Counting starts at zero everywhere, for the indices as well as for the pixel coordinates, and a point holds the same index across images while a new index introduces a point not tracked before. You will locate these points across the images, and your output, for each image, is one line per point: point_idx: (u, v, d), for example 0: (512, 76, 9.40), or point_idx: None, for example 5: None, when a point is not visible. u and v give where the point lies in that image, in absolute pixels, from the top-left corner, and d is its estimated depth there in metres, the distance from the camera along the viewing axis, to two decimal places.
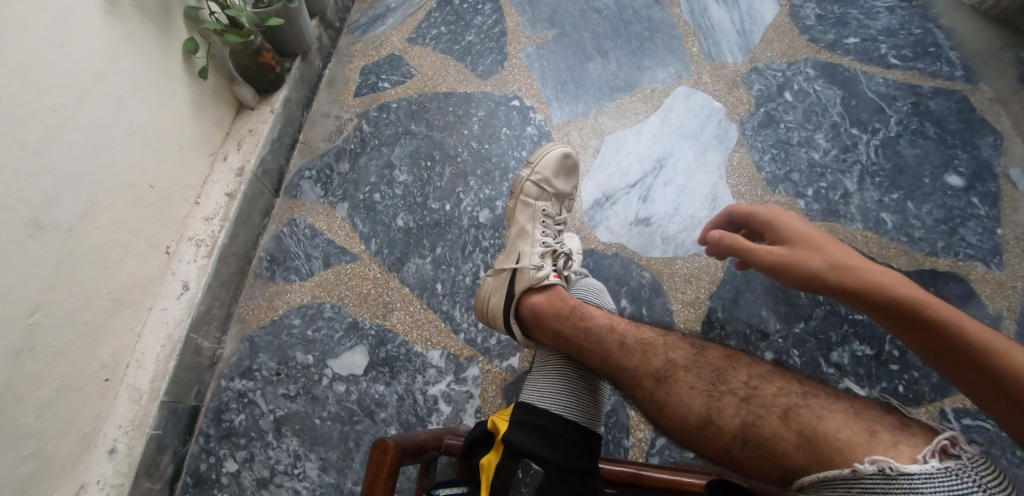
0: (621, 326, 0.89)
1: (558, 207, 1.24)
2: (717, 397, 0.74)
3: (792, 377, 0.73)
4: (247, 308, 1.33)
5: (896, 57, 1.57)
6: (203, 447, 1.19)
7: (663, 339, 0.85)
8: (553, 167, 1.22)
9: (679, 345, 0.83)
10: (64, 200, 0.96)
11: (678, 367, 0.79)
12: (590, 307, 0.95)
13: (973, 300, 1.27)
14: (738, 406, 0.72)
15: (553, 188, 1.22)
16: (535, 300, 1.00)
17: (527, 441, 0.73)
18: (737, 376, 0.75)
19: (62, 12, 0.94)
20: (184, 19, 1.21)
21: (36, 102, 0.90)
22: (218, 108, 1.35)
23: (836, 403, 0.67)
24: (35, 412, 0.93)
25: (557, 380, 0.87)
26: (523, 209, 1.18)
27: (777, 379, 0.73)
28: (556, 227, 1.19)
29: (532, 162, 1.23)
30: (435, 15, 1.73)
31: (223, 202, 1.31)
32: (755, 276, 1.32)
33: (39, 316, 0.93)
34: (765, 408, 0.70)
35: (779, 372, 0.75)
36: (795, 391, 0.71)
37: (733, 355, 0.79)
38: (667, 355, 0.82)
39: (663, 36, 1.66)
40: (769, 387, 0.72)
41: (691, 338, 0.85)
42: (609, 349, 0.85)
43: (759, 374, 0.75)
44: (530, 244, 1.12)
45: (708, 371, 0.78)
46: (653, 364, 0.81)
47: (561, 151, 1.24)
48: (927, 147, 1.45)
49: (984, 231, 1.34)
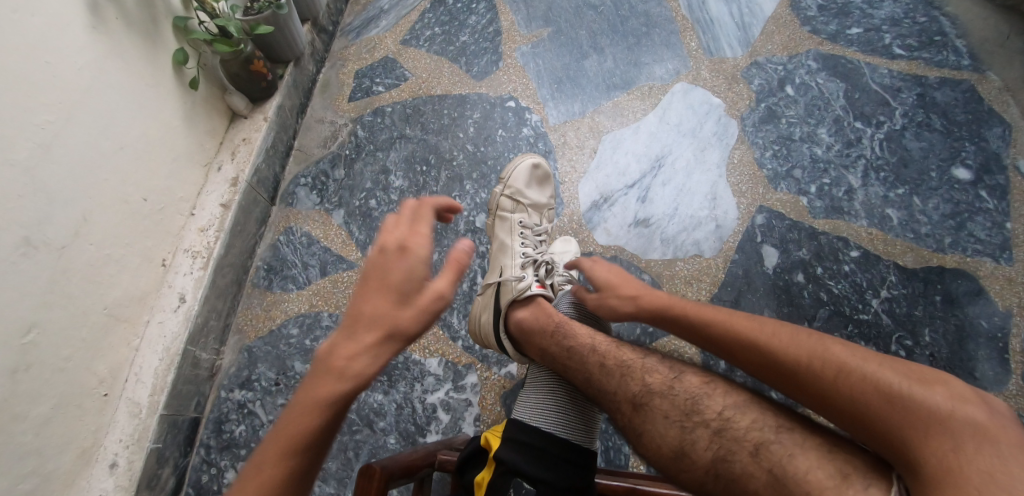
0: (602, 347, 0.87)
1: (537, 217, 1.26)
2: (690, 429, 0.75)
3: (768, 408, 0.74)
4: (244, 319, 1.33)
5: (901, 47, 1.53)
6: (204, 458, 1.20)
7: (641, 361, 0.84)
8: (525, 179, 1.26)
9: (657, 368, 0.83)
10: (56, 218, 0.95)
11: (654, 393, 0.79)
12: (574, 324, 0.93)
13: (982, 297, 1.23)
14: (711, 440, 0.73)
15: (527, 199, 1.25)
16: (521, 316, 0.99)
17: (518, 461, 0.76)
18: (712, 407, 0.76)
19: (47, 28, 0.93)
20: (172, 29, 1.20)
21: (24, 121, 0.89)
22: (211, 118, 1.34)
23: (807, 439, 0.68)
24: (34, 429, 0.93)
25: (546, 396, 0.87)
26: (501, 225, 1.22)
27: (753, 412, 0.74)
28: (536, 237, 1.22)
29: (504, 178, 1.27)
30: (428, 16, 1.71)
31: (218, 213, 1.30)
32: (756, 276, 1.30)
33: (35, 335, 0.93)
34: (737, 443, 0.71)
35: (755, 401, 0.75)
36: (769, 424, 0.71)
37: (710, 383, 0.79)
38: (643, 380, 0.81)
39: (660, 31, 1.63)
40: (743, 421, 0.73)
41: (671, 360, 0.84)
42: (589, 369, 0.85)
43: (735, 405, 0.75)
44: (511, 256, 1.14)
45: (683, 398, 0.78)
46: (631, 389, 0.81)
47: (531, 162, 1.28)
48: (933, 139, 1.41)
49: (992, 225, 1.30)
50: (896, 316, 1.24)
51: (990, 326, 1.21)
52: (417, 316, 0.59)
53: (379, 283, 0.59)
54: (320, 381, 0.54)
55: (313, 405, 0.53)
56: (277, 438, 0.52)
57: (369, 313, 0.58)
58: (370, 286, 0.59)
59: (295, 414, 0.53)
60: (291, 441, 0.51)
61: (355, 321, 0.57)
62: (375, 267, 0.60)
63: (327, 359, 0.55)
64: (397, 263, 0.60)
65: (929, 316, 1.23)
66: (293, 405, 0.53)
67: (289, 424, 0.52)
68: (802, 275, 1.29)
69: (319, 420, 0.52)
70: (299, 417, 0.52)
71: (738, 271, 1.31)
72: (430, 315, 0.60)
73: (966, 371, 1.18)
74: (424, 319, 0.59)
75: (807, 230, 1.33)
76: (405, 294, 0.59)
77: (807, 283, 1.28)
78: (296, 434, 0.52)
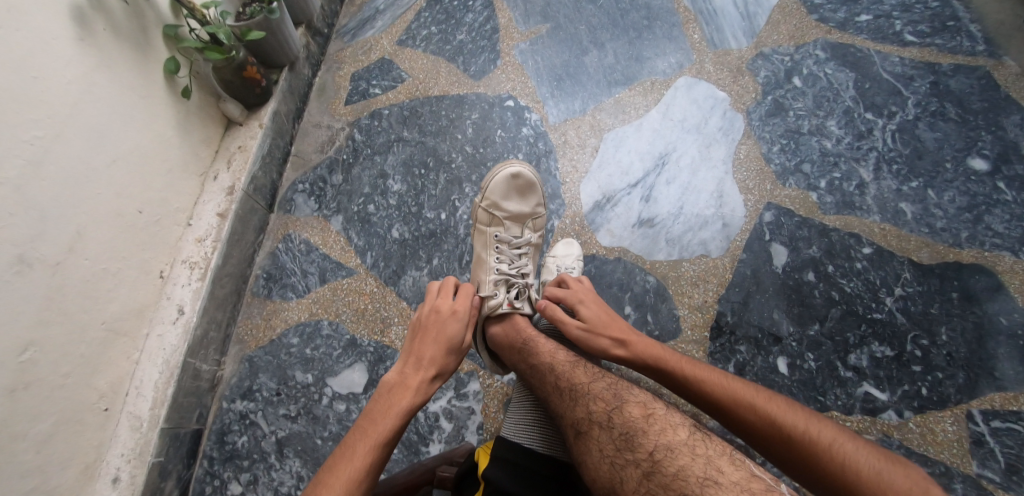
0: (560, 366, 0.88)
1: (519, 228, 1.21)
2: (620, 466, 0.73)
3: (701, 454, 0.71)
4: (245, 328, 1.32)
5: (913, 33, 1.48)
6: (208, 470, 1.19)
7: (591, 386, 0.83)
8: (503, 190, 1.20)
9: (603, 395, 0.81)
10: (49, 233, 0.94)
11: (594, 423, 0.78)
12: (542, 339, 0.96)
13: (1001, 293, 1.19)
14: (640, 482, 0.71)
15: (504, 212, 1.20)
16: (493, 332, 1.03)
17: (503, 480, 0.74)
18: (646, 444, 0.74)
19: (32, 42, 0.91)
20: (163, 38, 1.18)
21: (13, 137, 0.88)
22: (206, 126, 1.33)
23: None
24: (34, 447, 0.92)
25: (524, 415, 0.89)
26: (477, 237, 1.21)
27: (686, 455, 0.71)
28: (513, 251, 1.19)
29: (483, 187, 1.21)
30: (424, 15, 1.68)
31: (215, 222, 1.29)
32: (765, 276, 1.26)
33: (32, 353, 0.92)
34: (664, 488, 0.69)
35: (690, 444, 0.72)
36: (696, 474, 0.69)
37: (652, 416, 0.77)
38: (586, 408, 0.80)
39: (662, 24, 1.58)
40: (673, 464, 0.70)
41: (619, 386, 0.83)
42: (547, 392, 0.86)
43: (670, 444, 0.73)
44: (484, 273, 1.16)
45: (619, 432, 0.76)
46: (575, 416, 0.80)
47: (511, 172, 1.20)
48: (948, 129, 1.36)
49: (1011, 218, 1.25)
50: (911, 314, 1.20)
51: (1011, 323, 1.16)
52: (452, 362, 0.92)
53: (430, 340, 0.90)
54: (398, 399, 0.82)
55: (394, 413, 0.80)
56: (368, 436, 0.76)
57: (427, 358, 0.88)
58: (422, 343, 0.90)
59: (385, 419, 0.79)
60: (381, 436, 0.77)
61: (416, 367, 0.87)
62: (428, 327, 0.92)
63: (399, 387, 0.84)
64: (444, 328, 0.92)
65: (946, 314, 1.19)
66: (380, 414, 0.79)
67: (376, 427, 0.78)
68: (813, 274, 1.25)
69: (397, 423, 0.79)
70: (387, 420, 0.79)
71: (746, 271, 1.27)
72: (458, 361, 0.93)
73: (986, 371, 1.13)
74: (455, 365, 0.92)
75: (817, 227, 1.29)
76: (450, 349, 0.91)
77: (818, 282, 1.25)
78: (383, 433, 0.77)
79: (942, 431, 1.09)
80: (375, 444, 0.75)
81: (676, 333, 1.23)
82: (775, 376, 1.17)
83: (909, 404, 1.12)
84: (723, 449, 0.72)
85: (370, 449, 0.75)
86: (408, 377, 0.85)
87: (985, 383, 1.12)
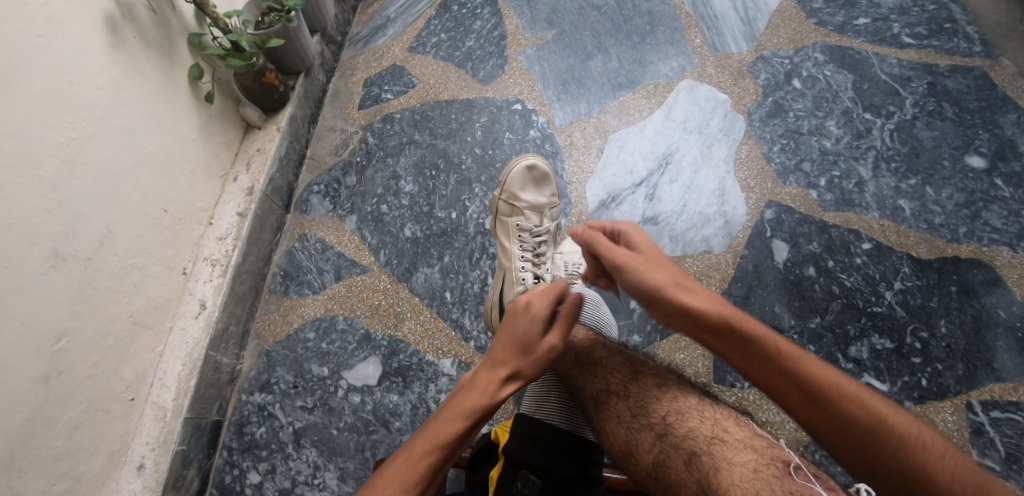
0: (577, 342, 0.93)
1: (538, 217, 1.28)
2: (637, 431, 0.80)
3: (709, 416, 0.77)
4: (263, 324, 1.37)
5: (910, 35, 1.51)
6: (227, 460, 1.23)
7: (608, 360, 0.89)
8: (521, 182, 1.27)
9: (619, 368, 0.88)
10: (82, 229, 0.99)
11: (613, 393, 0.85)
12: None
13: (999, 286, 1.21)
14: (654, 443, 0.78)
15: (523, 203, 1.26)
16: None
17: (526, 454, 0.78)
18: (659, 410, 0.81)
19: (69, 51, 0.97)
20: (188, 46, 1.25)
21: (51, 139, 0.94)
22: (227, 129, 1.39)
23: (737, 454, 0.71)
24: (66, 433, 0.97)
25: (543, 390, 0.92)
26: (499, 228, 1.28)
27: (695, 417, 0.78)
28: (534, 239, 1.25)
29: (501, 181, 1.29)
30: (434, 23, 1.75)
31: (235, 222, 1.34)
32: (767, 271, 1.30)
33: (65, 343, 0.97)
34: (676, 448, 0.76)
35: (699, 408, 0.79)
36: (703, 434, 0.75)
37: (664, 385, 0.84)
38: (605, 380, 0.87)
39: (664, 29, 1.63)
40: (684, 425, 0.77)
41: (635, 360, 0.89)
42: (567, 368, 0.92)
43: (681, 409, 0.79)
44: (510, 260, 1.22)
45: (634, 401, 0.83)
46: (596, 388, 0.87)
47: (526, 164, 1.28)
48: (945, 128, 1.40)
49: (1009, 213, 1.28)
50: (910, 307, 1.22)
51: (1009, 316, 1.19)
52: (529, 362, 0.76)
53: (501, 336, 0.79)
54: (460, 400, 0.73)
55: (456, 417, 0.71)
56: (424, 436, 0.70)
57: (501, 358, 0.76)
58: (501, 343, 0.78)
59: (445, 420, 0.71)
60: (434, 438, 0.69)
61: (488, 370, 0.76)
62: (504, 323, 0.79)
63: (466, 391, 0.74)
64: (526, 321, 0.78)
65: (945, 307, 1.21)
66: (441, 416, 0.72)
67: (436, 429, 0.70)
68: (813, 269, 1.28)
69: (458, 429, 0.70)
70: (445, 423, 0.71)
71: (747, 266, 1.31)
72: (541, 362, 0.77)
73: (985, 362, 1.16)
74: (537, 367, 0.77)
75: (817, 224, 1.33)
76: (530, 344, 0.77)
77: (818, 276, 1.28)
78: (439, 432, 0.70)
79: (942, 421, 1.11)
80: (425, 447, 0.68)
81: None
82: None
83: (909, 394, 1.15)
84: (731, 412, 0.79)
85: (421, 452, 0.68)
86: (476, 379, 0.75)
87: (984, 374, 1.15)
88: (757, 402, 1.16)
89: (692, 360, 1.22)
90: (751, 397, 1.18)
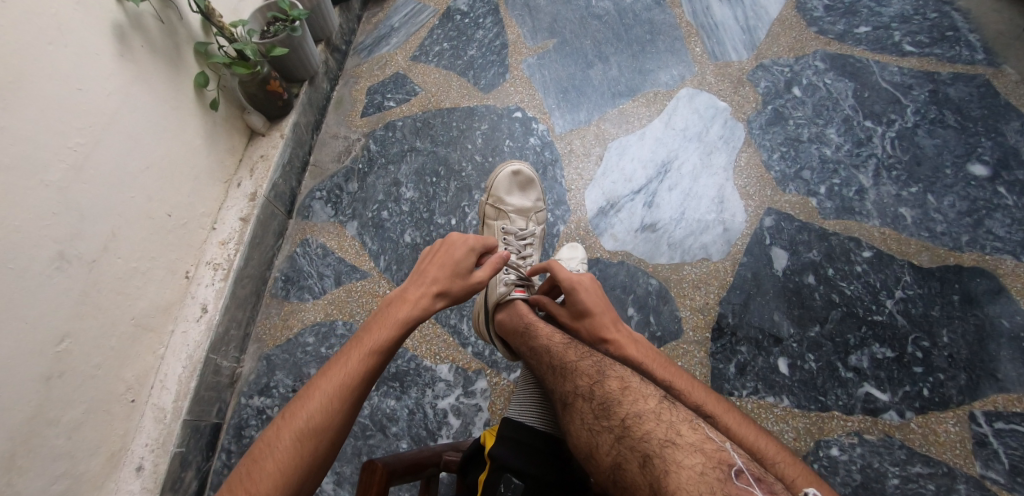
0: (554, 348, 0.93)
1: (524, 221, 1.29)
2: (597, 432, 0.79)
3: (666, 418, 0.76)
4: (263, 328, 1.38)
5: (911, 44, 1.51)
6: (225, 463, 1.24)
7: (578, 363, 0.88)
8: (507, 186, 1.29)
9: (588, 370, 0.87)
10: (88, 232, 1.02)
11: (578, 395, 0.84)
12: (541, 323, 1.01)
13: (1003, 295, 1.20)
14: (612, 445, 0.77)
15: (509, 206, 1.28)
16: (500, 319, 1.08)
17: (506, 456, 0.78)
18: (620, 412, 0.79)
19: (79, 59, 1.00)
20: (194, 54, 1.28)
21: (59, 145, 0.96)
22: (231, 136, 1.41)
23: (687, 458, 0.70)
24: (67, 433, 0.98)
25: (527, 398, 0.94)
26: (486, 231, 1.30)
27: (652, 420, 0.77)
28: (520, 242, 1.27)
29: (488, 185, 1.31)
30: (437, 32, 1.78)
31: (237, 227, 1.36)
32: (766, 278, 1.29)
33: (68, 344, 0.98)
34: (632, 451, 0.75)
35: (659, 410, 0.78)
36: (657, 437, 0.74)
37: (627, 388, 0.82)
38: (572, 382, 0.86)
39: (665, 38, 1.65)
40: (641, 428, 0.76)
41: (603, 363, 0.88)
42: (542, 369, 0.92)
43: (640, 412, 0.78)
44: None
45: (598, 403, 0.82)
46: (564, 390, 0.86)
47: (511, 169, 1.29)
48: (947, 136, 1.39)
49: (1012, 221, 1.27)
50: (912, 316, 1.21)
51: (1012, 325, 1.17)
52: (459, 287, 0.91)
53: (403, 305, 0.84)
54: (345, 364, 0.75)
55: (335, 396, 0.72)
56: (289, 425, 0.69)
57: (432, 278, 0.89)
58: (414, 279, 0.89)
59: (332, 369, 0.75)
60: (305, 427, 0.69)
61: (378, 326, 0.81)
62: (438, 262, 0.91)
63: (348, 351, 0.77)
64: (453, 252, 0.93)
65: (947, 316, 1.20)
66: (309, 394, 0.72)
67: (299, 412, 0.71)
68: (813, 276, 1.28)
69: (337, 409, 0.72)
70: (314, 402, 0.71)
71: (746, 273, 1.30)
72: (468, 289, 0.91)
73: (988, 372, 1.14)
74: (465, 290, 0.91)
75: (817, 231, 1.32)
76: (457, 271, 0.91)
77: (818, 284, 1.27)
78: (305, 420, 0.70)
79: (943, 431, 1.09)
80: (294, 437, 0.69)
81: (678, 334, 1.25)
82: (776, 376, 1.19)
83: (910, 404, 1.13)
84: (689, 415, 0.78)
85: (289, 445, 0.68)
86: (361, 337, 0.79)
87: (987, 384, 1.13)
88: (754, 411, 1.16)
89: (689, 368, 1.21)
90: (749, 406, 1.16)
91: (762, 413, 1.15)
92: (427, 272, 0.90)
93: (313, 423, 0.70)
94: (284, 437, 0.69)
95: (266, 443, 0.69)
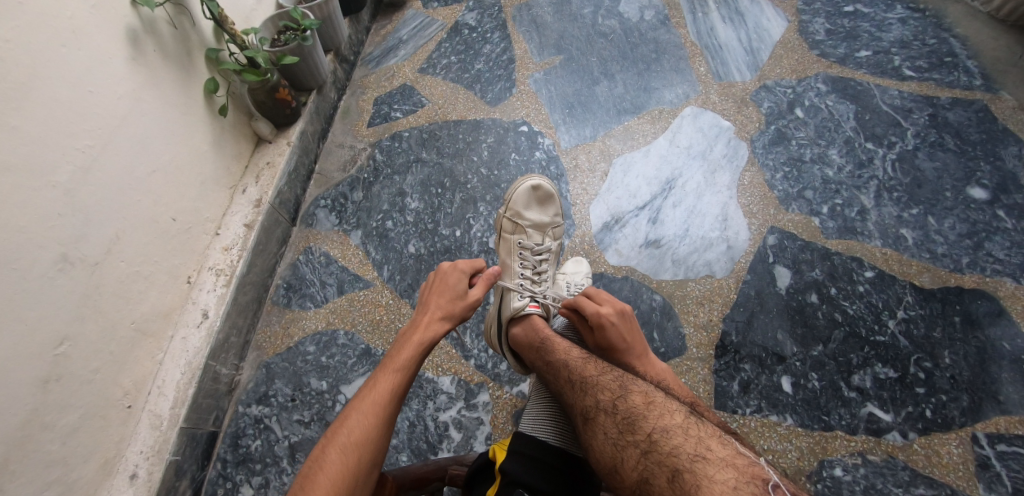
0: (572, 362, 0.93)
1: (541, 236, 1.29)
2: (622, 446, 0.79)
3: (694, 434, 0.77)
4: (264, 336, 1.37)
5: (911, 68, 1.54)
6: (220, 473, 1.21)
7: (599, 378, 0.89)
8: (525, 200, 1.28)
9: (610, 386, 0.87)
10: (92, 235, 1.00)
11: (601, 409, 0.84)
12: (557, 339, 1.01)
13: (1003, 318, 1.21)
14: (639, 460, 0.77)
15: (527, 221, 1.28)
16: (515, 334, 1.08)
17: (522, 472, 0.77)
18: (645, 426, 0.79)
19: (91, 61, 1.00)
20: (205, 60, 1.29)
21: (67, 146, 0.96)
22: (238, 142, 1.41)
23: (719, 473, 0.71)
24: (62, 438, 0.96)
25: (544, 413, 0.94)
26: (501, 245, 1.29)
27: (679, 435, 0.77)
28: (535, 258, 1.27)
29: (507, 199, 1.30)
30: (445, 45, 1.80)
31: (241, 233, 1.35)
32: (769, 297, 1.30)
33: (67, 347, 0.96)
34: (660, 465, 0.75)
35: (686, 426, 0.78)
36: (687, 452, 0.74)
37: (651, 403, 0.83)
38: (593, 397, 0.86)
39: (670, 57, 1.68)
40: (668, 443, 0.76)
41: (625, 377, 0.88)
42: (562, 387, 0.91)
43: (666, 426, 0.79)
44: (511, 279, 1.23)
45: (621, 417, 0.82)
46: (585, 405, 0.86)
47: (531, 184, 1.28)
48: (947, 159, 1.41)
49: (1012, 244, 1.28)
50: (914, 337, 1.22)
51: (1013, 348, 1.18)
52: (464, 308, 0.92)
53: (419, 330, 0.86)
54: (375, 384, 0.77)
55: (370, 412, 0.74)
56: (332, 442, 0.71)
57: (435, 304, 0.90)
58: (418, 310, 0.90)
59: (365, 387, 0.76)
60: (347, 440, 0.71)
61: (400, 348, 0.83)
62: (440, 288, 0.93)
63: (374, 375, 0.78)
64: (446, 279, 0.94)
65: (949, 338, 1.21)
66: (346, 413, 0.74)
67: (339, 430, 0.72)
68: (816, 295, 1.28)
69: (375, 422, 0.73)
70: (354, 417, 0.73)
71: (749, 291, 1.31)
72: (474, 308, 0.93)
73: (989, 394, 1.14)
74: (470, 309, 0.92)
75: (820, 250, 1.33)
76: (459, 295, 0.92)
77: (821, 303, 1.28)
78: (346, 434, 0.71)
79: (947, 453, 1.09)
80: (338, 450, 0.70)
81: (682, 351, 1.25)
82: (779, 395, 1.19)
83: (914, 425, 1.13)
84: (716, 432, 0.78)
85: (336, 457, 0.69)
86: (386, 360, 0.81)
87: (989, 406, 1.13)
88: (757, 430, 1.15)
89: (693, 385, 1.21)
90: (753, 424, 1.16)
91: (765, 431, 1.15)
92: (431, 298, 0.91)
93: (354, 436, 0.71)
94: (330, 451, 0.69)
95: (312, 463, 0.69)
